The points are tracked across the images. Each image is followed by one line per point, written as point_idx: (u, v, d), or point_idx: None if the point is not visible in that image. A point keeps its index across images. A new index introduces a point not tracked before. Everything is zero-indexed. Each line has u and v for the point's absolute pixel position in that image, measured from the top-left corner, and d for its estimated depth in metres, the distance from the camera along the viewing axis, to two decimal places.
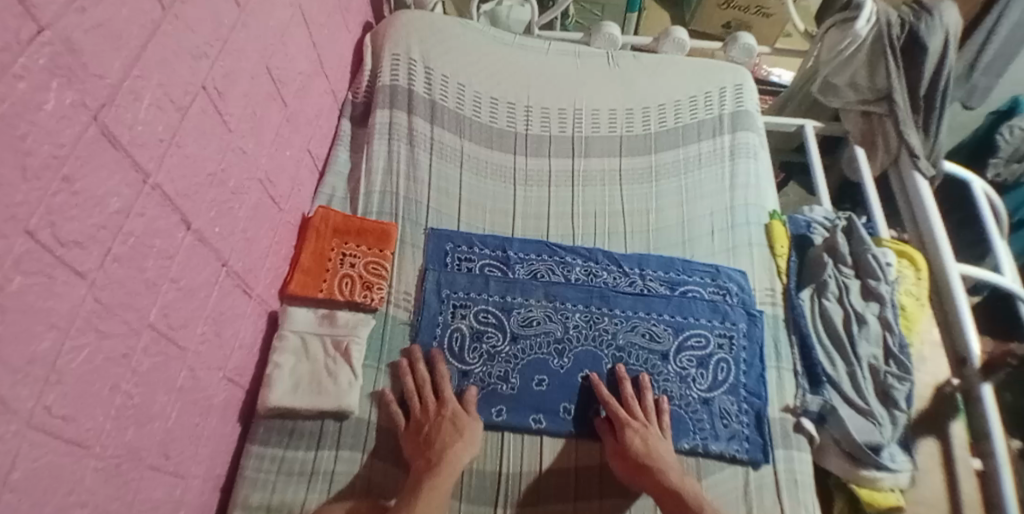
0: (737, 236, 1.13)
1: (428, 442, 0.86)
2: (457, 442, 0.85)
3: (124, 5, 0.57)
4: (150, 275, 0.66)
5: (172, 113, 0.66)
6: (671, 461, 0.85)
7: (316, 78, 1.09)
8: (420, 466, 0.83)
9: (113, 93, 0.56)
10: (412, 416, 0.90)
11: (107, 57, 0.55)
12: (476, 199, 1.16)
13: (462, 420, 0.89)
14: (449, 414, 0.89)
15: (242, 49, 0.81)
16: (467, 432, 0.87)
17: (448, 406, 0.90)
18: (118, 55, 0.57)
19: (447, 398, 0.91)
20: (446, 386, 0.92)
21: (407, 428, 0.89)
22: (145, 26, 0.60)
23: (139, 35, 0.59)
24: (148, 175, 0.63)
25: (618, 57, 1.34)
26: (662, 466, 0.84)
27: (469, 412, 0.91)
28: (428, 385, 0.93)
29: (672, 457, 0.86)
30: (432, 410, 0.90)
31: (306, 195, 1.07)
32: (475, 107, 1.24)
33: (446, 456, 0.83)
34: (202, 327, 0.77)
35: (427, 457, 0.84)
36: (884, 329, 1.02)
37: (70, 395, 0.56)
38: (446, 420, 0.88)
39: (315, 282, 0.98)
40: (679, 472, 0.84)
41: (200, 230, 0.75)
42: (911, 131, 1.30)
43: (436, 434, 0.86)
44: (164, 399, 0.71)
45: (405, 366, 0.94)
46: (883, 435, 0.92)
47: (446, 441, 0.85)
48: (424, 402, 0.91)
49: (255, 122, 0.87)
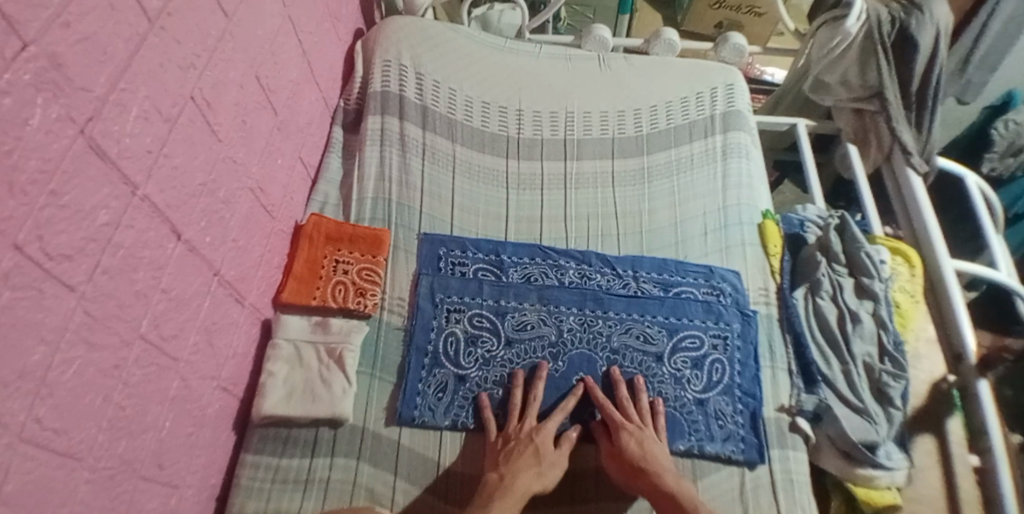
0: (730, 236, 1.13)
1: (508, 458, 0.85)
2: (531, 469, 0.83)
3: (110, 19, 0.57)
4: (140, 287, 0.66)
5: (160, 125, 0.66)
6: (666, 463, 0.85)
7: (306, 86, 1.09)
8: (493, 480, 0.82)
9: (99, 107, 0.57)
10: (506, 431, 0.90)
11: (93, 71, 0.55)
12: (470, 204, 1.16)
13: (547, 452, 0.87)
14: (539, 440, 0.87)
15: (230, 59, 0.81)
16: (546, 466, 0.85)
17: (543, 433, 0.88)
18: (104, 68, 0.57)
19: (548, 425, 0.89)
20: (554, 415, 0.91)
21: (495, 443, 0.89)
22: (131, 39, 0.60)
23: (125, 49, 0.60)
24: (137, 187, 0.63)
25: (609, 60, 1.34)
26: (658, 470, 0.83)
27: (557, 449, 0.88)
28: (536, 405, 0.92)
29: (667, 460, 0.86)
30: (528, 430, 0.89)
31: (298, 203, 1.08)
32: (467, 111, 1.24)
33: (516, 477, 0.82)
34: (194, 337, 0.77)
35: (501, 473, 0.83)
36: (879, 327, 1.01)
37: (62, 408, 0.56)
38: (532, 446, 0.86)
39: (308, 290, 0.99)
40: (674, 475, 0.83)
41: (190, 240, 0.75)
42: (903, 127, 1.30)
43: (519, 454, 0.85)
44: (157, 410, 0.71)
45: (520, 378, 0.95)
46: (878, 433, 0.91)
47: (520, 466, 0.83)
48: (521, 423, 0.90)
49: (245, 131, 0.87)
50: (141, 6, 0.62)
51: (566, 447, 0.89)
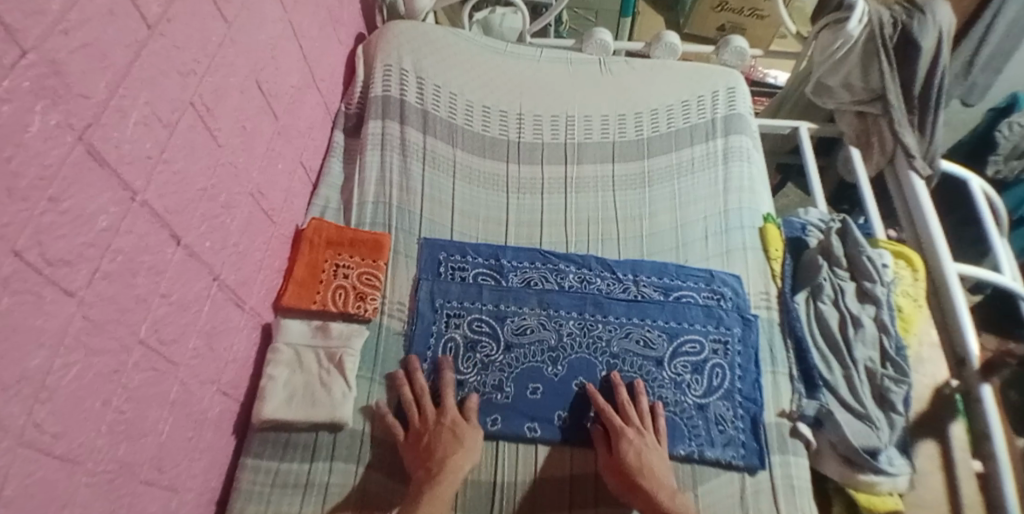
0: (731, 240, 1.12)
1: (429, 451, 0.85)
2: (458, 451, 0.85)
3: (109, 27, 0.57)
4: (140, 291, 0.66)
5: (160, 131, 0.67)
6: (662, 474, 0.85)
7: (306, 90, 1.09)
8: (421, 475, 0.83)
9: (99, 114, 0.57)
10: (412, 427, 0.89)
11: (93, 77, 0.56)
12: (470, 208, 1.16)
13: (463, 428, 0.88)
14: (449, 421, 0.89)
15: (230, 64, 0.81)
16: (467, 442, 0.87)
17: (448, 414, 0.90)
18: (104, 75, 0.57)
19: (448, 406, 0.91)
20: (447, 395, 0.92)
21: (406, 439, 0.88)
22: (130, 46, 0.61)
23: (125, 56, 0.60)
24: (136, 192, 0.64)
25: (610, 63, 1.34)
26: (655, 482, 0.83)
27: (469, 420, 0.90)
28: (425, 394, 0.92)
29: (664, 469, 0.85)
30: (432, 418, 0.89)
31: (299, 207, 1.08)
32: (467, 115, 1.25)
33: (446, 466, 0.83)
34: (194, 342, 0.78)
35: (428, 467, 0.84)
36: (881, 331, 1.01)
37: (62, 412, 0.56)
38: (447, 429, 0.88)
39: (309, 294, 0.99)
40: (671, 488, 0.83)
41: (190, 245, 0.75)
42: (906, 131, 1.30)
43: (437, 444, 0.86)
44: (157, 414, 0.72)
45: (401, 376, 0.94)
46: (880, 439, 0.91)
47: (447, 452, 0.85)
48: (423, 413, 0.90)
49: (246, 136, 0.87)
50: (140, 13, 0.62)
51: (474, 416, 0.91)
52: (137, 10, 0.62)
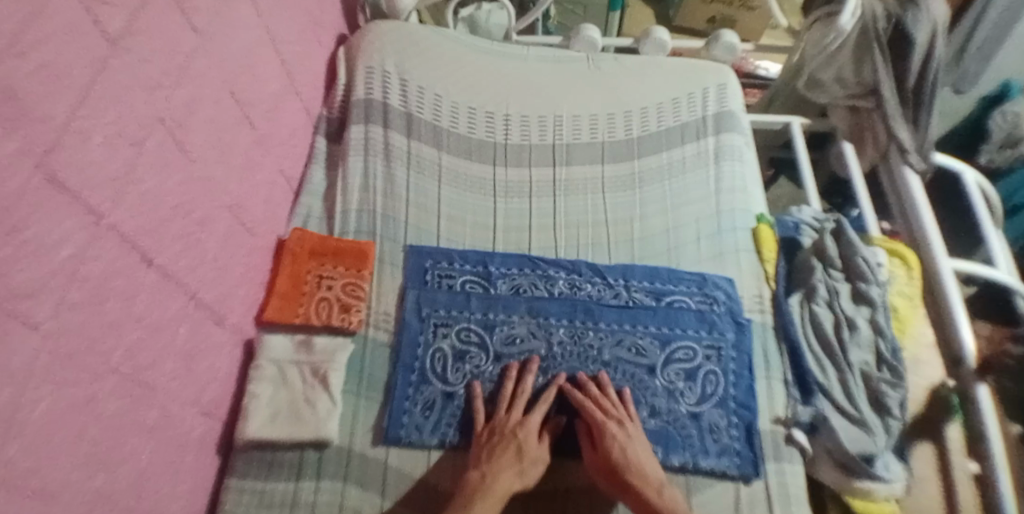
0: (723, 243, 1.10)
1: (490, 456, 0.85)
2: (512, 469, 0.83)
3: (67, 46, 0.54)
4: (110, 318, 0.63)
5: (127, 150, 0.64)
6: (649, 469, 0.83)
7: (286, 97, 1.06)
8: (474, 479, 0.82)
9: (59, 137, 0.54)
10: (492, 423, 0.90)
11: (51, 99, 0.52)
12: (457, 214, 1.13)
13: (530, 448, 0.86)
14: (522, 436, 0.86)
15: (203, 75, 0.78)
16: (527, 465, 0.84)
17: (526, 427, 0.88)
18: (63, 97, 0.54)
19: (533, 418, 0.89)
20: (539, 407, 0.90)
21: (483, 429, 0.89)
22: (91, 65, 0.58)
23: (85, 74, 0.57)
24: (102, 215, 0.61)
25: (598, 61, 1.32)
26: (642, 477, 0.82)
27: (540, 441, 0.88)
28: (525, 398, 0.92)
29: (650, 464, 0.84)
30: (513, 424, 0.88)
31: (281, 217, 1.05)
32: (453, 117, 1.22)
33: (497, 481, 0.81)
34: (172, 364, 0.75)
35: (483, 472, 0.83)
36: (876, 334, 0.99)
37: (32, 448, 0.53)
38: (516, 442, 0.86)
39: (292, 308, 0.96)
40: (658, 482, 0.82)
41: (163, 265, 0.72)
42: (900, 126, 1.27)
43: (502, 450, 0.85)
44: (136, 440, 0.69)
45: (512, 372, 0.94)
46: (875, 444, 0.89)
47: (503, 465, 0.83)
48: (507, 415, 0.90)
49: (221, 148, 0.84)
50: (101, 29, 0.59)
51: (547, 438, 0.89)
52: (96, 25, 0.58)
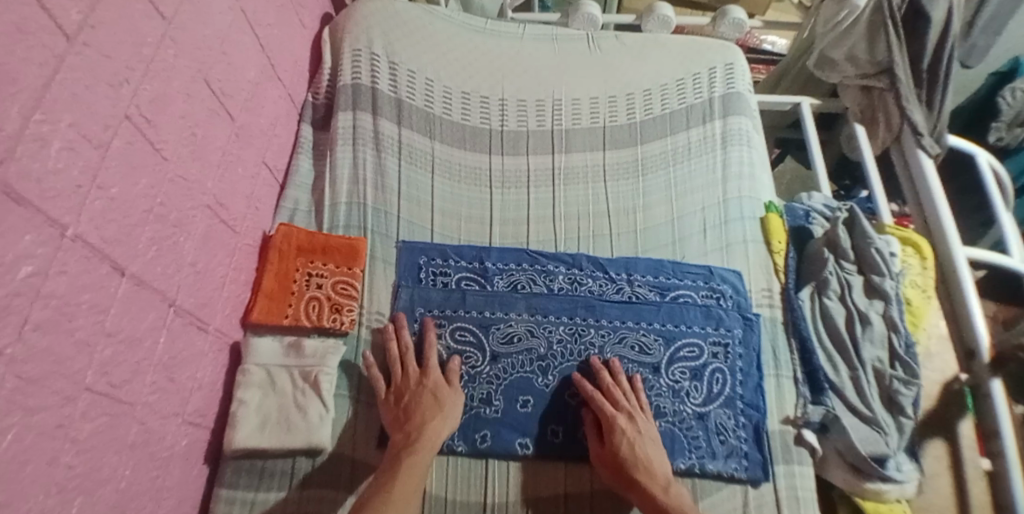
0: (731, 233, 1.06)
1: (408, 415, 0.83)
2: (436, 416, 0.83)
3: (18, 45, 0.48)
4: (80, 336, 0.59)
5: (91, 154, 0.58)
6: (660, 469, 0.81)
7: (267, 83, 0.99)
8: (400, 440, 0.80)
9: (14, 145, 0.49)
10: (395, 385, 0.87)
11: (3, 104, 0.47)
12: (452, 207, 1.08)
13: (443, 392, 0.86)
14: (431, 384, 0.86)
15: (173, 66, 0.72)
16: (447, 409, 0.84)
17: (430, 376, 0.87)
18: (15, 101, 0.48)
19: (432, 368, 0.88)
20: (432, 355, 0.90)
21: (387, 392, 0.87)
22: (46, 63, 0.52)
23: (40, 75, 0.51)
24: (67, 227, 0.55)
25: (599, 40, 1.25)
26: (648, 474, 0.80)
27: (451, 384, 0.88)
28: (412, 351, 0.90)
29: (661, 464, 0.81)
30: (415, 379, 0.87)
31: (266, 213, 1.00)
32: (445, 103, 1.15)
33: (425, 432, 0.81)
34: (151, 377, 0.71)
35: (406, 431, 0.81)
36: (889, 328, 0.95)
37: (2, 481, 0.49)
38: (427, 392, 0.85)
39: (280, 308, 0.92)
40: (665, 480, 0.79)
41: (137, 274, 0.67)
42: (913, 106, 1.21)
43: (416, 406, 0.83)
44: (115, 460, 0.65)
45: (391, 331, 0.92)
46: (888, 445, 0.86)
47: (425, 417, 0.82)
48: (405, 372, 0.88)
49: (196, 144, 0.78)
50: (56, 23, 0.53)
51: (456, 379, 0.89)
52: (51, 20, 0.52)
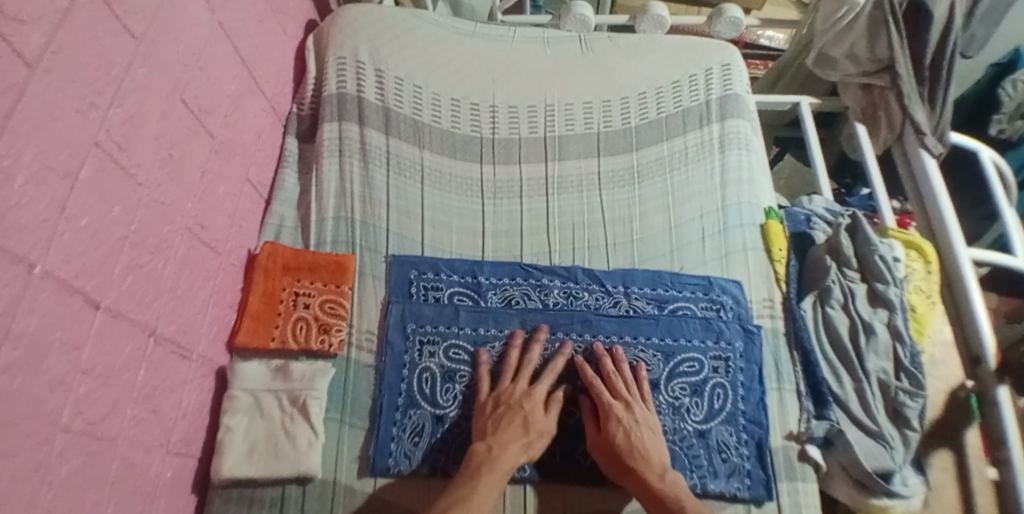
0: (730, 241, 1.03)
1: (496, 428, 0.82)
2: (519, 442, 0.80)
3: None
4: (53, 375, 0.56)
5: (57, 184, 0.55)
6: (658, 458, 0.80)
7: (248, 97, 0.96)
8: (480, 453, 0.79)
9: None
10: (497, 393, 0.86)
11: None
12: (442, 219, 1.05)
13: (537, 421, 0.83)
14: (528, 408, 0.84)
15: (146, 86, 0.69)
16: (534, 437, 0.82)
17: (532, 399, 0.85)
18: None
19: (539, 389, 0.86)
20: (546, 378, 0.87)
21: (490, 395, 0.86)
22: (6, 93, 0.49)
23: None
24: (34, 263, 0.52)
25: (592, 42, 1.22)
26: (645, 462, 0.79)
27: (546, 414, 0.85)
28: (531, 367, 0.89)
29: (660, 453, 0.81)
30: (519, 394, 0.85)
31: (250, 230, 0.97)
32: (434, 110, 1.12)
33: (505, 454, 0.79)
34: (132, 409, 0.68)
35: (489, 444, 0.80)
36: (894, 339, 0.93)
37: None
38: (522, 414, 0.83)
39: (266, 330, 0.89)
40: (660, 468, 0.79)
41: (113, 306, 0.64)
42: (916, 106, 1.18)
43: (507, 423, 0.82)
44: (97, 499, 0.62)
45: (518, 340, 0.91)
46: (894, 460, 0.84)
47: (508, 438, 0.80)
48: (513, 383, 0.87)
49: (174, 165, 0.75)
50: (16, 51, 0.50)
51: (554, 412, 0.86)
52: (11, 48, 0.49)
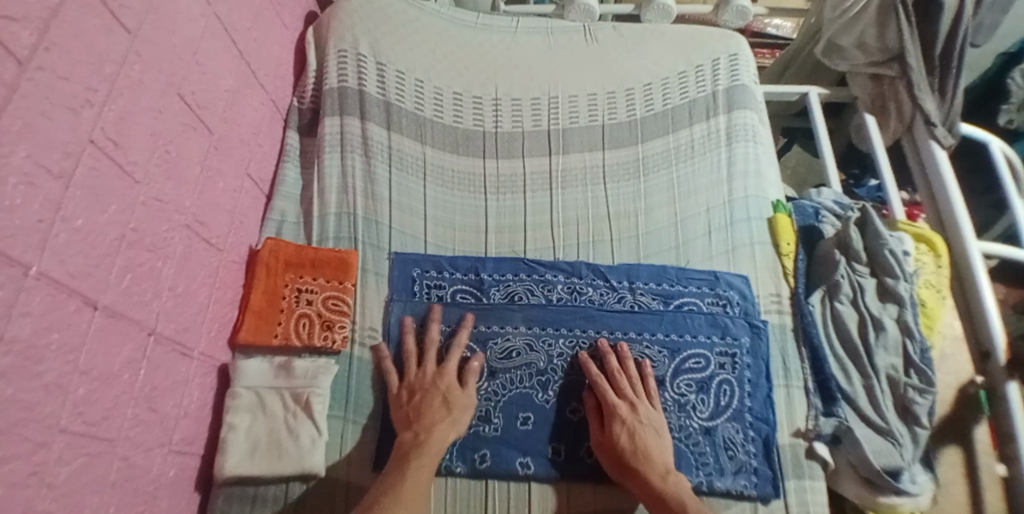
0: (737, 235, 1.01)
1: (418, 415, 0.82)
2: (443, 421, 0.81)
3: None
4: (50, 378, 0.55)
5: (49, 185, 0.54)
6: (662, 459, 0.80)
7: (247, 91, 0.95)
8: (407, 440, 0.79)
9: None
10: (408, 382, 0.86)
11: None
12: (446, 214, 1.04)
13: (456, 396, 0.84)
14: (444, 385, 0.84)
15: (139, 82, 0.67)
16: (457, 413, 0.82)
17: (445, 377, 0.85)
18: None
19: (448, 368, 0.86)
20: (452, 354, 0.88)
21: (403, 384, 0.86)
22: None
23: None
24: (29, 265, 0.51)
25: (596, 32, 1.19)
26: (647, 462, 0.79)
27: (465, 386, 0.86)
28: (432, 349, 0.89)
29: (663, 455, 0.80)
30: (430, 377, 0.85)
31: (252, 226, 0.96)
32: (436, 103, 1.11)
33: (432, 435, 0.79)
34: (132, 410, 0.67)
35: (415, 431, 0.80)
36: (903, 334, 0.91)
37: None
38: (440, 394, 0.83)
39: (269, 327, 0.89)
40: (663, 468, 0.78)
41: (111, 306, 0.63)
42: (926, 96, 1.16)
43: (427, 406, 0.82)
44: (97, 501, 0.62)
45: (412, 326, 0.91)
46: (902, 457, 0.83)
47: (433, 420, 0.81)
48: (423, 367, 0.87)
49: (170, 163, 0.74)
50: (6, 48, 0.48)
51: (472, 381, 0.86)
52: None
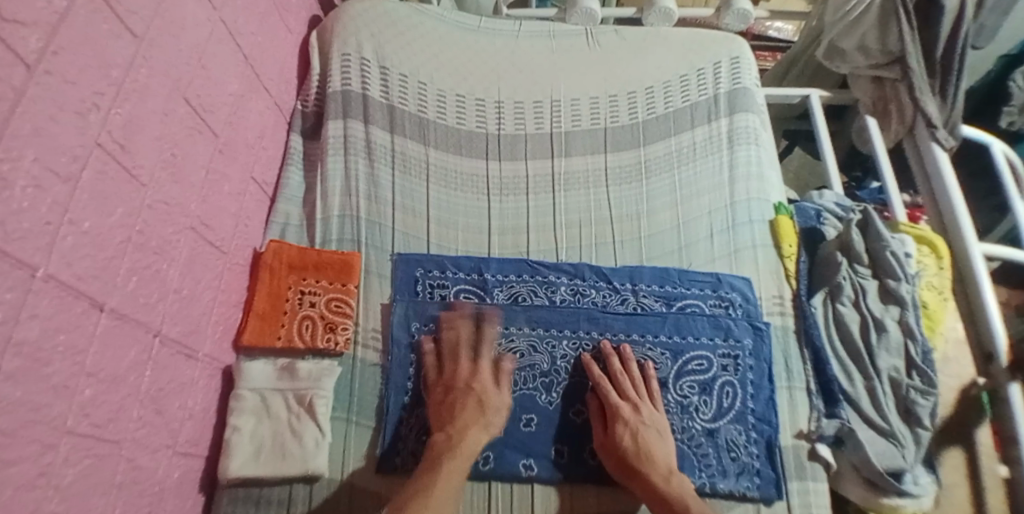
0: (739, 238, 1.02)
1: (453, 416, 0.82)
2: (478, 424, 0.81)
3: None
4: (57, 380, 0.55)
5: (57, 188, 0.54)
6: (665, 460, 0.80)
7: (252, 95, 0.95)
8: (440, 442, 0.79)
9: None
10: (445, 378, 0.87)
11: None
12: (449, 217, 1.04)
13: (490, 398, 0.84)
14: (478, 388, 0.85)
15: (146, 86, 0.68)
16: (491, 415, 0.83)
17: (479, 377, 0.86)
18: None
19: (482, 365, 0.87)
20: (485, 349, 0.89)
21: (439, 381, 0.87)
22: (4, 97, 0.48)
23: None
24: (36, 267, 0.52)
25: (598, 35, 1.20)
26: (649, 463, 0.79)
27: (499, 386, 0.86)
28: (462, 345, 0.90)
29: (666, 456, 0.81)
30: (466, 375, 0.86)
31: (256, 229, 0.96)
32: (439, 106, 1.11)
33: (466, 439, 0.79)
34: (138, 411, 0.67)
35: (447, 433, 0.80)
36: (905, 336, 0.91)
37: None
38: (473, 396, 0.84)
39: (272, 329, 0.89)
40: (666, 469, 0.79)
41: (117, 308, 0.64)
42: (928, 99, 1.16)
43: (462, 407, 0.83)
44: (103, 502, 0.62)
45: (447, 320, 0.93)
46: (905, 459, 0.83)
47: (466, 423, 0.81)
48: (456, 363, 0.88)
49: (176, 166, 0.74)
50: (15, 53, 0.49)
51: (506, 381, 0.87)
52: (10, 50, 0.48)
